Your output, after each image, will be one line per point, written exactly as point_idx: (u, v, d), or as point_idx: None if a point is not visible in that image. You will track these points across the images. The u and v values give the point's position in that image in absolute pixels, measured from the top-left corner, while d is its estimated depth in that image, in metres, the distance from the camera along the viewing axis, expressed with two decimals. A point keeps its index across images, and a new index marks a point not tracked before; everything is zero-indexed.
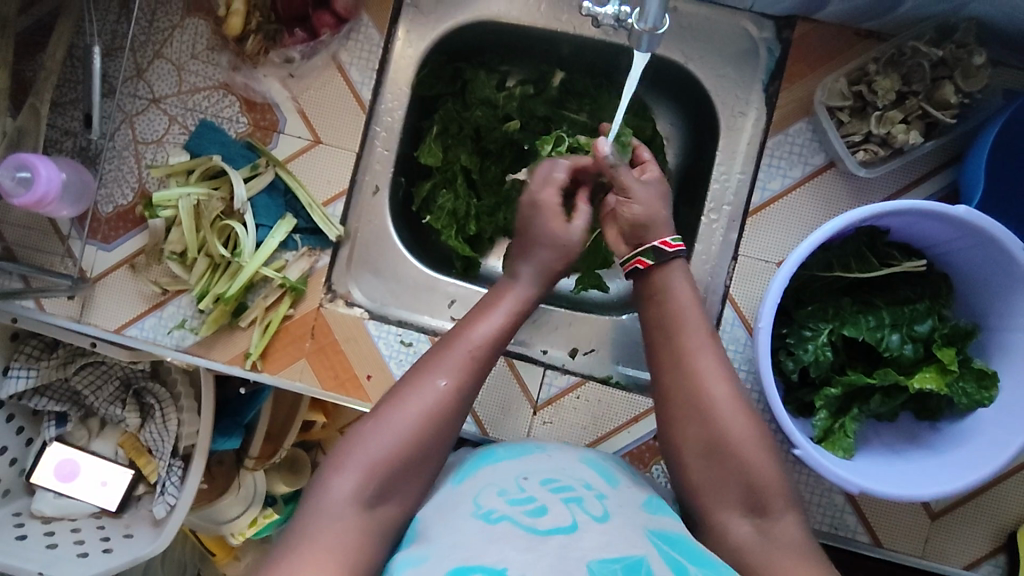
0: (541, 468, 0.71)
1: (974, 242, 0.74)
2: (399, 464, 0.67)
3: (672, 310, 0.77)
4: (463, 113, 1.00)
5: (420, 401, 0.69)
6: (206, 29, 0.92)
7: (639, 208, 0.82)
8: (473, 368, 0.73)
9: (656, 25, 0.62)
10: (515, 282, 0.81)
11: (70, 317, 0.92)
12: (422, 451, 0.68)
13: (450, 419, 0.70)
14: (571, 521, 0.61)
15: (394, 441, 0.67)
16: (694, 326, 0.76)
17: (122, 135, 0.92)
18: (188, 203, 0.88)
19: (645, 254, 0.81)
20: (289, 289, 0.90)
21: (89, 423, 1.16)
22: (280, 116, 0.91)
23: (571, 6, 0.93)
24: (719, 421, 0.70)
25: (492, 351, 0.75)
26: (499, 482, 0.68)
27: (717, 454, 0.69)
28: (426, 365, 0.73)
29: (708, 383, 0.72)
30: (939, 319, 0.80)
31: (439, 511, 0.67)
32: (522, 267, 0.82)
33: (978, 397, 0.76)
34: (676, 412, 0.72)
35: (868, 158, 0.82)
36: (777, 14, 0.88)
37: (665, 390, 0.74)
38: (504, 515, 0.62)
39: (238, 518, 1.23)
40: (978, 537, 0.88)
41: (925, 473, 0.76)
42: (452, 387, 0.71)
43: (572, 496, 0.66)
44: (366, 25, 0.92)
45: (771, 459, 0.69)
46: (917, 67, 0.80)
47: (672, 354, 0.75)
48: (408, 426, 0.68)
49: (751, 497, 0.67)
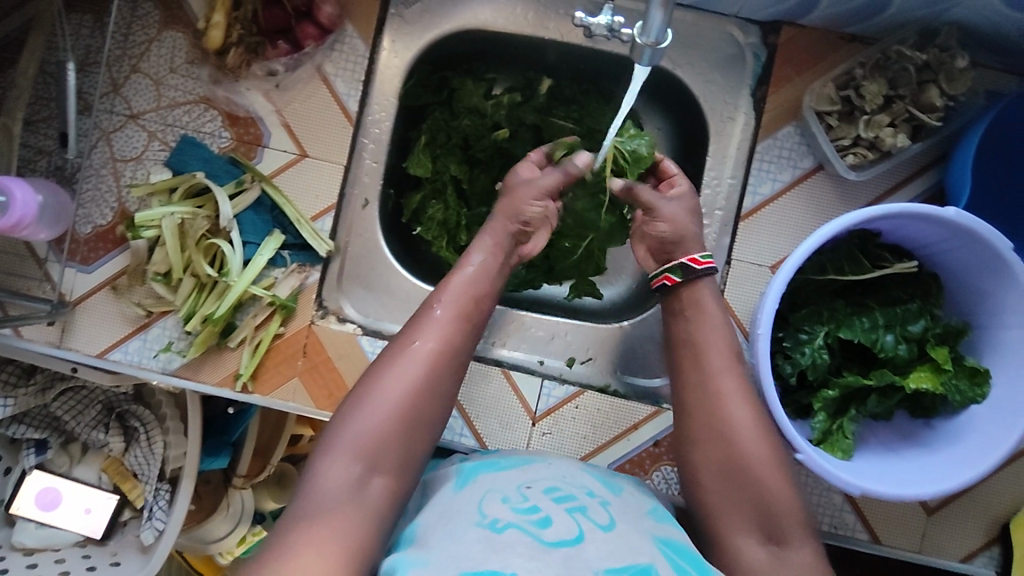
0: (542, 476, 0.70)
1: (961, 243, 0.76)
2: (395, 431, 0.69)
3: (701, 329, 0.79)
4: (450, 122, 0.99)
5: (401, 363, 0.73)
6: (185, 42, 0.89)
7: (665, 225, 0.85)
8: (451, 325, 0.77)
9: (657, 40, 0.61)
10: (490, 237, 0.86)
11: (50, 343, 0.89)
12: (415, 414, 0.71)
13: (436, 378, 0.73)
14: (576, 532, 0.61)
15: (386, 408, 0.69)
16: (723, 349, 0.78)
17: (99, 153, 0.89)
18: (172, 222, 0.85)
19: (672, 270, 0.84)
20: (279, 307, 0.88)
21: (70, 449, 1.12)
22: (264, 129, 0.89)
23: (558, 13, 0.93)
24: (736, 443, 0.71)
25: (466, 307, 0.80)
26: (500, 488, 0.68)
27: (735, 474, 0.71)
28: (404, 335, 0.76)
29: (732, 403, 0.74)
30: (931, 318, 0.81)
31: (439, 519, 0.65)
32: (484, 250, 0.84)
33: (971, 393, 0.77)
34: (698, 434, 0.74)
35: (858, 161, 0.84)
36: (762, 19, 0.89)
37: (688, 407, 0.76)
38: (511, 523, 0.61)
39: (227, 537, 1.20)
40: (973, 530, 0.89)
41: (923, 471, 0.77)
42: (434, 345, 0.75)
43: (576, 505, 0.65)
44: (351, 36, 0.90)
45: (790, 486, 0.70)
46: (904, 71, 0.81)
47: (701, 369, 0.77)
48: (397, 391, 0.71)
49: (769, 521, 0.68)
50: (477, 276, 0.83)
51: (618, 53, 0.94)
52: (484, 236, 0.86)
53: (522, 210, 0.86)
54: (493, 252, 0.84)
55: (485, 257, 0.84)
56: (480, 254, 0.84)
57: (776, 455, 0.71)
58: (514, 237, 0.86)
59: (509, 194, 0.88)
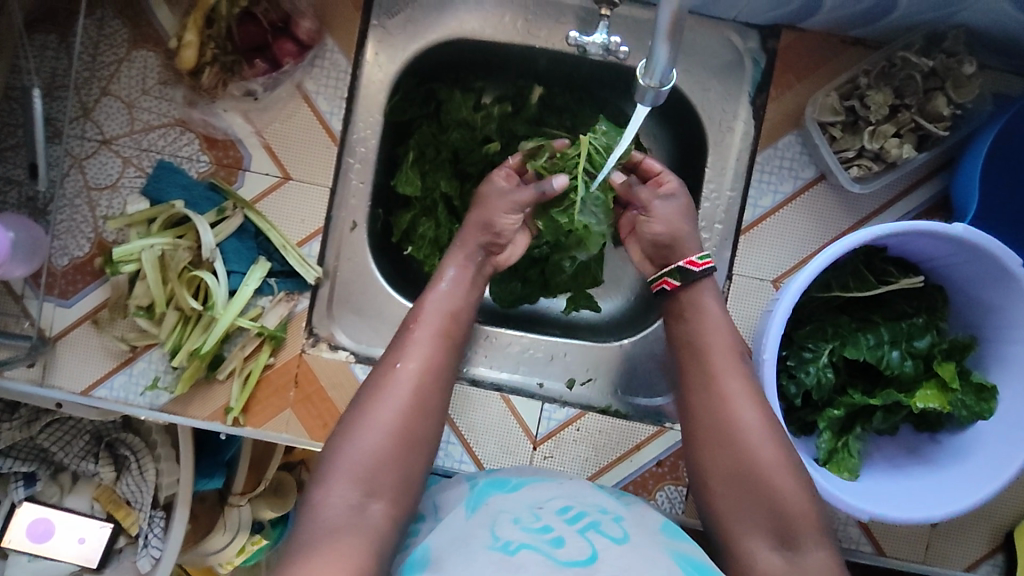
0: (553, 495, 0.68)
1: (971, 257, 0.74)
2: (390, 456, 0.67)
3: (702, 327, 0.77)
4: (439, 136, 0.95)
5: (390, 385, 0.71)
6: (157, 62, 0.85)
7: (661, 226, 0.82)
8: (434, 344, 0.75)
9: (661, 82, 0.56)
10: (467, 251, 0.84)
11: (31, 381, 0.85)
12: (408, 438, 0.69)
13: (425, 399, 0.71)
14: (590, 552, 0.59)
15: (378, 434, 0.68)
16: (724, 344, 0.75)
17: (72, 182, 0.85)
18: (151, 254, 0.82)
19: (670, 274, 0.81)
20: (267, 338, 0.85)
21: (60, 479, 1.09)
22: (244, 152, 0.85)
23: (548, 21, 0.89)
24: (745, 448, 0.69)
25: (449, 324, 0.78)
26: (511, 508, 0.65)
27: (745, 482, 0.68)
28: (387, 357, 0.74)
29: (741, 406, 0.70)
30: (937, 334, 0.79)
31: (451, 544, 0.62)
32: (449, 274, 0.82)
33: (977, 409, 0.76)
34: (705, 441, 0.71)
35: (862, 174, 0.81)
36: (760, 23, 0.86)
37: (688, 416, 0.74)
38: (523, 544, 0.59)
39: (226, 547, 1.17)
40: (977, 539, 0.89)
41: (931, 491, 0.76)
42: (418, 366, 0.73)
43: (590, 522, 0.64)
44: (331, 50, 0.86)
45: (803, 488, 0.67)
46: (910, 79, 0.78)
47: (704, 374, 0.74)
48: (387, 416, 0.69)
49: (782, 525, 0.65)
50: (454, 284, 0.81)
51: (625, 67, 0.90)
52: (454, 250, 0.84)
53: (495, 222, 0.84)
54: (465, 265, 0.83)
55: (457, 270, 0.82)
56: (453, 267, 0.82)
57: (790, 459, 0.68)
58: (485, 247, 0.85)
59: (479, 205, 0.85)
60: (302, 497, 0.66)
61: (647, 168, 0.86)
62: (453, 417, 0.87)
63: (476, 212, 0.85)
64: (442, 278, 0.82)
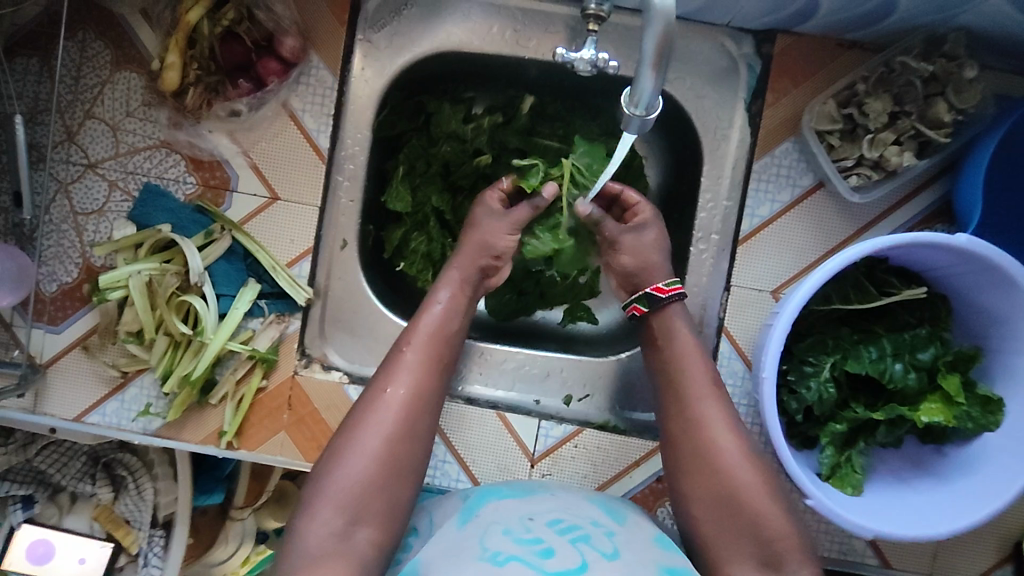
0: (545, 508, 0.68)
1: (973, 267, 0.72)
2: (375, 483, 0.66)
3: (680, 351, 0.77)
4: (429, 149, 0.93)
5: (378, 411, 0.70)
6: (140, 83, 0.83)
7: (628, 257, 0.83)
8: (423, 368, 0.74)
9: (648, 109, 0.54)
10: (455, 270, 0.82)
11: (22, 409, 0.85)
12: (395, 464, 0.68)
13: (413, 424, 0.70)
14: (580, 561, 0.60)
15: (363, 460, 0.67)
16: (702, 370, 0.75)
17: (59, 207, 0.84)
18: (139, 280, 0.81)
19: (639, 300, 0.81)
20: (259, 361, 0.84)
21: (58, 500, 1.09)
22: (231, 172, 0.84)
23: (537, 30, 0.87)
24: (727, 473, 0.69)
25: (440, 347, 0.77)
26: (503, 519, 0.66)
27: (728, 506, 0.68)
28: (376, 381, 0.73)
29: (718, 432, 0.71)
30: (941, 345, 0.77)
31: (441, 554, 0.62)
32: (441, 297, 0.80)
33: (984, 421, 0.74)
34: (685, 466, 0.71)
35: (861, 183, 0.79)
36: (754, 28, 0.84)
37: (671, 440, 0.74)
38: (513, 556, 0.59)
39: (231, 557, 1.16)
40: (985, 550, 0.87)
41: (937, 506, 0.74)
42: (407, 391, 0.72)
43: (580, 534, 0.64)
44: (317, 67, 0.84)
45: (784, 511, 0.67)
46: (909, 86, 0.76)
47: (680, 399, 0.74)
48: (372, 442, 0.68)
49: (765, 549, 0.65)
50: (446, 305, 0.80)
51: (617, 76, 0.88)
52: (449, 268, 0.83)
53: (494, 243, 0.83)
54: (459, 288, 0.81)
55: (452, 293, 0.81)
56: (446, 291, 0.81)
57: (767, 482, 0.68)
58: (484, 269, 0.83)
59: (472, 228, 0.84)
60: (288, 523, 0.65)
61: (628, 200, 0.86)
62: (449, 436, 0.86)
63: (471, 233, 0.84)
64: (431, 300, 0.80)
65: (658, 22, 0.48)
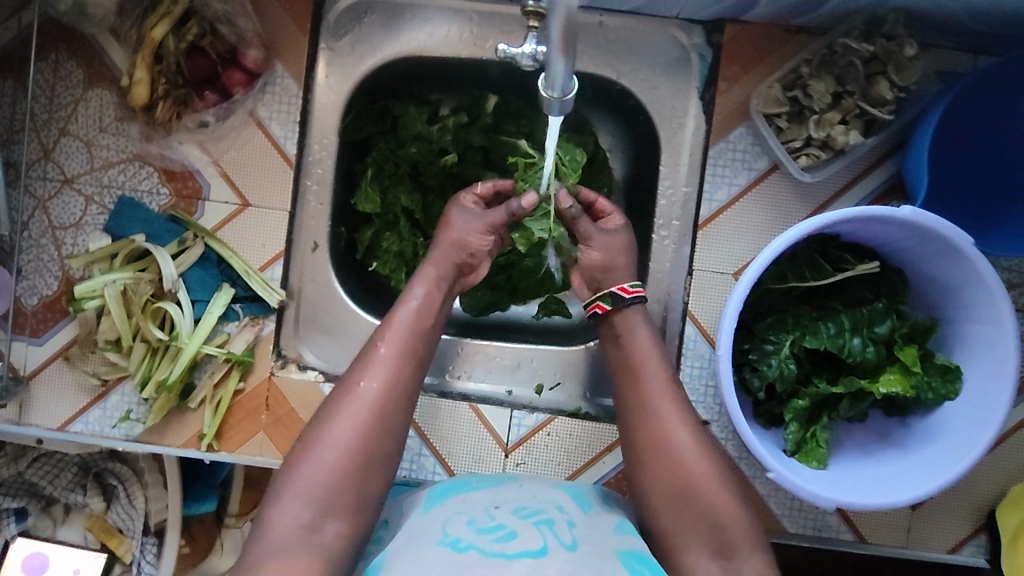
0: (511, 496, 0.72)
1: (920, 239, 0.74)
2: (346, 475, 0.68)
3: (635, 352, 0.79)
4: (397, 151, 0.96)
5: (351, 405, 0.72)
6: (112, 100, 0.86)
7: (599, 254, 0.84)
8: (397, 363, 0.76)
9: (564, 90, 0.57)
10: (429, 266, 0.84)
11: (8, 420, 0.88)
12: (366, 456, 0.70)
13: (385, 417, 0.72)
14: (541, 545, 0.63)
15: (334, 453, 0.69)
16: (659, 368, 0.78)
17: (37, 222, 0.87)
18: (114, 289, 0.83)
19: (602, 298, 0.82)
20: (235, 363, 0.86)
21: (52, 512, 1.11)
22: (202, 181, 0.87)
23: (494, 32, 0.90)
24: (681, 466, 0.72)
25: (415, 342, 0.78)
26: (468, 509, 0.69)
27: (682, 496, 0.72)
28: (352, 375, 0.75)
29: (673, 426, 0.74)
30: (898, 317, 0.79)
31: (407, 541, 0.67)
32: (416, 291, 0.82)
33: (943, 391, 0.76)
34: (643, 457, 0.75)
35: (811, 163, 0.81)
36: (703, 19, 0.86)
37: (630, 434, 0.77)
38: (471, 543, 0.63)
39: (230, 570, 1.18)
40: (960, 521, 0.87)
41: (898, 476, 0.75)
42: (380, 385, 0.74)
43: (544, 518, 0.67)
44: (281, 76, 0.87)
45: (736, 501, 0.71)
46: (851, 66, 0.78)
47: (639, 394, 0.77)
48: (344, 435, 0.70)
49: (717, 535, 0.70)
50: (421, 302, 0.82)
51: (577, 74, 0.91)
52: (425, 264, 0.84)
53: (468, 242, 0.84)
54: (434, 285, 0.83)
55: (427, 289, 0.82)
56: (421, 287, 0.82)
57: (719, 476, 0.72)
58: (459, 267, 0.85)
59: (446, 228, 0.86)
60: (255, 515, 0.68)
61: (599, 208, 0.87)
62: (425, 430, 0.88)
63: (444, 232, 0.86)
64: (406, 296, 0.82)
65: (560, 12, 0.49)
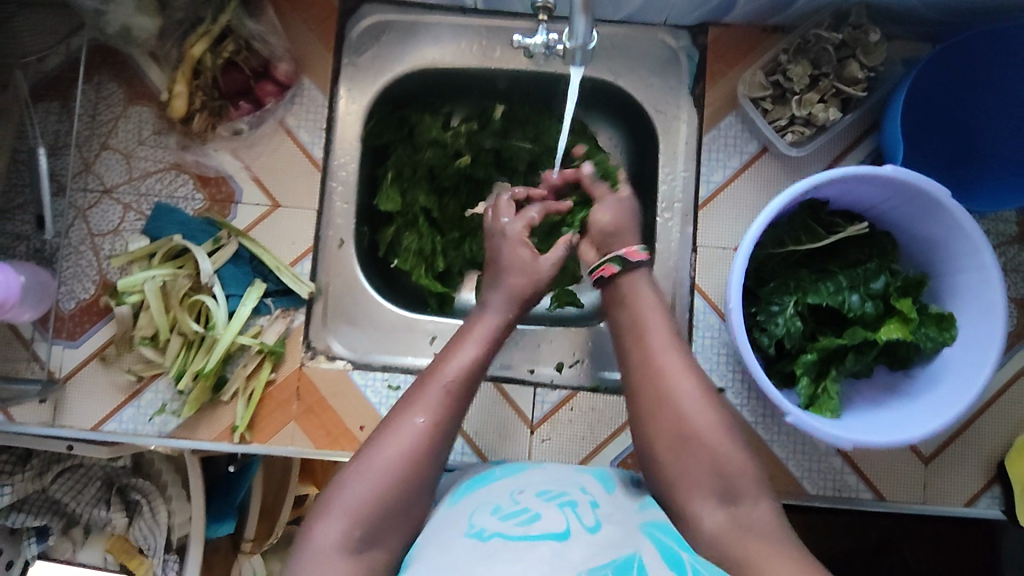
0: (534, 481, 0.73)
1: (905, 199, 0.81)
2: (390, 506, 0.69)
3: (639, 311, 0.82)
4: (414, 156, 1.02)
5: (401, 438, 0.71)
6: (151, 115, 0.93)
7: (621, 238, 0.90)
8: (452, 403, 0.74)
9: (585, 41, 0.71)
10: (488, 311, 0.83)
11: (43, 423, 0.89)
12: (411, 489, 0.70)
13: (435, 456, 0.72)
14: (563, 528, 0.64)
15: (381, 484, 0.69)
16: (661, 326, 0.81)
17: (77, 231, 0.92)
18: (154, 284, 0.88)
19: (612, 261, 0.85)
20: (267, 354, 0.90)
21: (72, 533, 1.11)
22: (235, 186, 0.93)
23: (501, 44, 0.99)
24: (685, 413, 0.74)
25: (470, 385, 0.77)
26: (492, 498, 0.71)
27: (688, 445, 0.73)
28: (405, 407, 0.74)
29: (677, 377, 0.76)
30: (891, 274, 0.85)
31: (434, 530, 0.69)
32: (487, 305, 0.83)
33: (941, 339, 0.81)
34: (648, 410, 0.76)
35: (797, 139, 0.89)
36: (688, 24, 0.96)
37: (637, 389, 0.78)
38: (496, 531, 0.64)
39: None
40: (972, 473, 0.91)
41: (907, 417, 0.80)
42: (433, 425, 0.73)
43: (566, 501, 0.69)
44: (309, 88, 0.95)
45: (740, 448, 0.73)
46: (823, 51, 0.87)
47: (644, 350, 0.79)
48: (392, 468, 0.70)
49: (725, 484, 0.71)
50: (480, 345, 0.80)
51: (618, 86, 0.98)
52: (484, 312, 0.83)
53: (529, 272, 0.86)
54: (495, 331, 0.82)
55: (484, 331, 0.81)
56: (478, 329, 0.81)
57: (722, 423, 0.74)
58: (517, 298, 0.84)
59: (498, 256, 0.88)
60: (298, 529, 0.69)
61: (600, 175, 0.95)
62: None
63: (510, 278, 0.85)
64: (463, 337, 0.81)
65: None
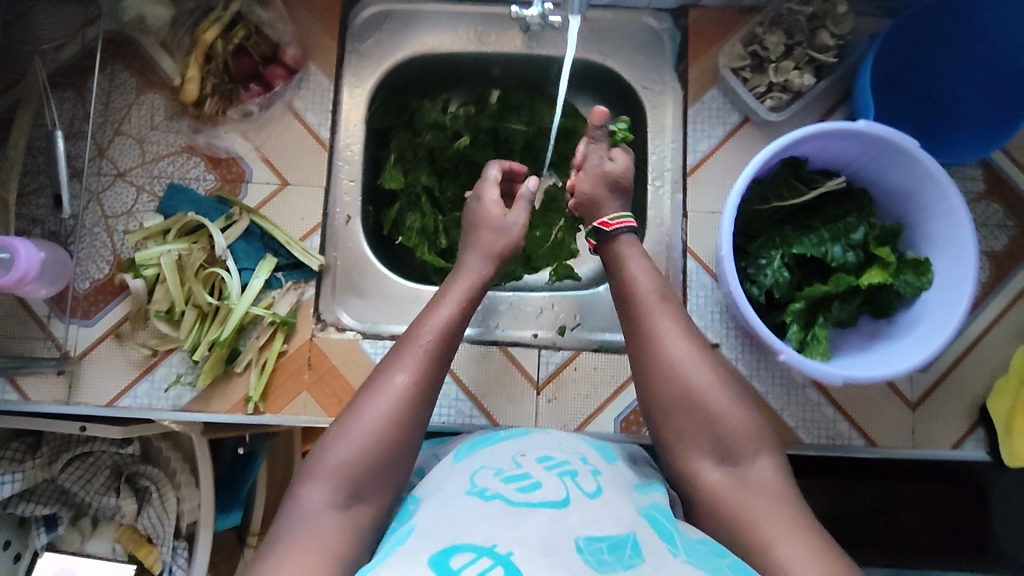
0: (537, 445, 0.73)
1: (877, 151, 0.87)
2: (376, 462, 0.68)
3: (627, 280, 0.82)
4: (415, 139, 1.07)
5: (382, 397, 0.70)
6: (163, 101, 0.97)
7: None
8: (431, 362, 0.74)
9: None
10: (466, 272, 0.85)
11: (57, 400, 0.91)
12: (396, 446, 0.69)
13: (417, 411, 0.71)
14: (563, 496, 0.64)
15: (365, 442, 0.68)
16: (654, 293, 0.80)
17: (91, 213, 0.95)
18: (169, 258, 0.91)
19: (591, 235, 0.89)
20: (280, 325, 0.93)
21: (81, 524, 1.09)
22: (246, 166, 0.97)
23: (496, 29, 1.05)
24: (681, 371, 0.74)
25: (449, 344, 0.77)
26: (494, 460, 0.71)
27: (684, 403, 0.73)
28: (384, 366, 0.74)
29: (669, 339, 0.76)
30: (869, 225, 0.91)
31: (434, 487, 0.69)
32: (469, 261, 0.86)
33: (919, 283, 0.86)
34: (642, 367, 0.77)
35: (775, 104, 0.97)
36: (669, 7, 1.03)
37: (633, 345, 0.79)
38: (497, 492, 0.64)
39: None
40: (956, 417, 0.95)
41: (893, 354, 0.85)
42: (414, 382, 0.72)
43: (569, 470, 0.68)
44: (315, 73, 1.00)
45: (741, 409, 0.73)
46: (796, 22, 0.95)
47: (635, 316, 0.80)
48: (375, 426, 0.69)
49: (725, 445, 0.71)
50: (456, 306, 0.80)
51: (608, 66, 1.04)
52: (459, 275, 0.84)
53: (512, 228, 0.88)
54: (471, 288, 0.83)
55: (462, 293, 0.82)
56: (458, 290, 0.82)
57: (724, 384, 0.73)
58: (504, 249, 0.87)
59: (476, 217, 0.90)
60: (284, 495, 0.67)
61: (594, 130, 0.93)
62: (460, 377, 0.96)
63: (483, 233, 0.88)
64: (439, 300, 0.81)
65: None
